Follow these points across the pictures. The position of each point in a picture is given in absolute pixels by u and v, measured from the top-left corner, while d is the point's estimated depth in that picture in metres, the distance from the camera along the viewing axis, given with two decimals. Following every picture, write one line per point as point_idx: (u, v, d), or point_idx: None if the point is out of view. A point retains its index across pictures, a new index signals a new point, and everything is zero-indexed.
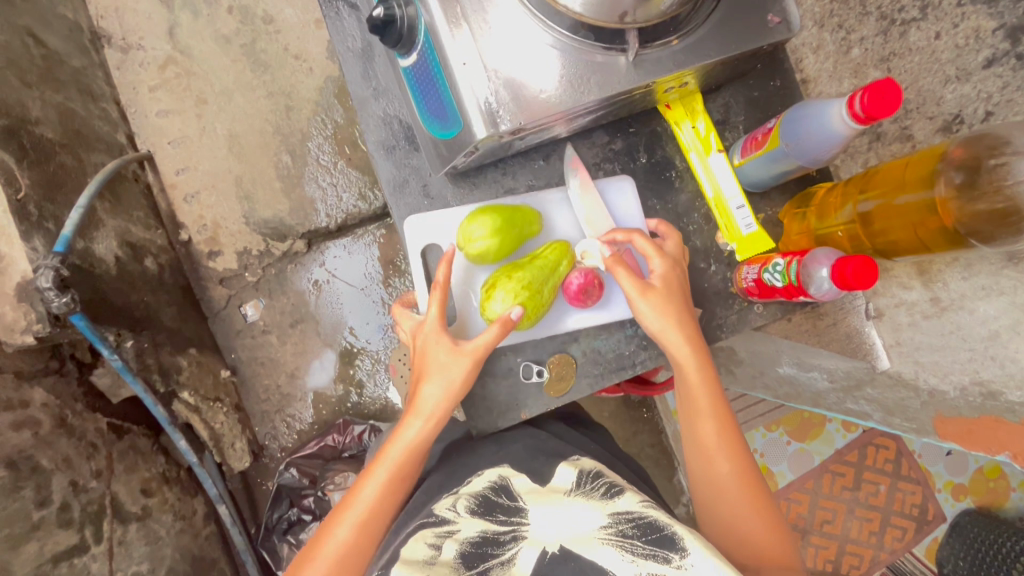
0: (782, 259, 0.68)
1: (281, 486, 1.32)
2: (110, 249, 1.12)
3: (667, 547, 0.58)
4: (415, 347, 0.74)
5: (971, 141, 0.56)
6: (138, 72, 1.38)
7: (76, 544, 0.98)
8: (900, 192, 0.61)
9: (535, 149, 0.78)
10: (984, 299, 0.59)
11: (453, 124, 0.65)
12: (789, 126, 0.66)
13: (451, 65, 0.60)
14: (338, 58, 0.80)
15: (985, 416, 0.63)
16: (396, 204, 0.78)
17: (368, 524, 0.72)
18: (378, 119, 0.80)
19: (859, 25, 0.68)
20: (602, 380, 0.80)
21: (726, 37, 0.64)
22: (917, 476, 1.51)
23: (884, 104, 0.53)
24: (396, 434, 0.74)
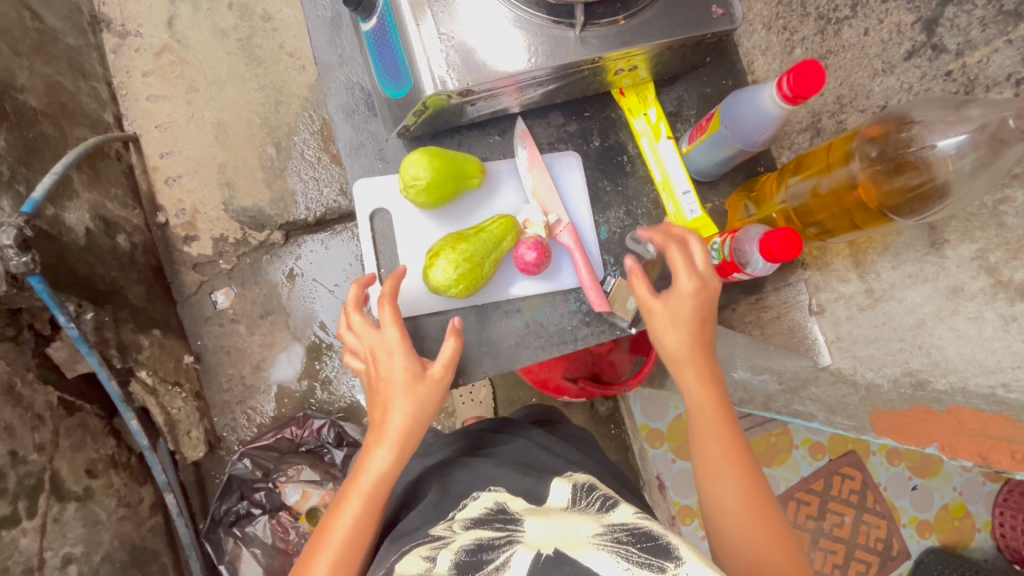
0: (718, 238, 0.72)
1: (232, 476, 1.26)
2: (81, 220, 1.12)
3: (662, 555, 0.55)
4: (377, 369, 0.69)
5: (881, 120, 0.59)
6: (133, 57, 1.41)
7: (5, 516, 0.94)
8: (824, 171, 0.65)
9: (490, 123, 0.79)
10: (911, 287, 0.61)
11: (404, 84, 0.66)
12: (728, 110, 0.68)
13: (407, 25, 0.63)
14: (307, 24, 0.81)
15: (916, 407, 0.65)
16: (352, 165, 0.79)
17: (346, 560, 0.65)
18: (341, 84, 0.80)
19: (800, 26, 0.71)
20: (543, 352, 0.77)
21: (672, 23, 0.68)
22: (883, 510, 1.50)
23: (809, 84, 0.56)
24: (362, 464, 0.68)
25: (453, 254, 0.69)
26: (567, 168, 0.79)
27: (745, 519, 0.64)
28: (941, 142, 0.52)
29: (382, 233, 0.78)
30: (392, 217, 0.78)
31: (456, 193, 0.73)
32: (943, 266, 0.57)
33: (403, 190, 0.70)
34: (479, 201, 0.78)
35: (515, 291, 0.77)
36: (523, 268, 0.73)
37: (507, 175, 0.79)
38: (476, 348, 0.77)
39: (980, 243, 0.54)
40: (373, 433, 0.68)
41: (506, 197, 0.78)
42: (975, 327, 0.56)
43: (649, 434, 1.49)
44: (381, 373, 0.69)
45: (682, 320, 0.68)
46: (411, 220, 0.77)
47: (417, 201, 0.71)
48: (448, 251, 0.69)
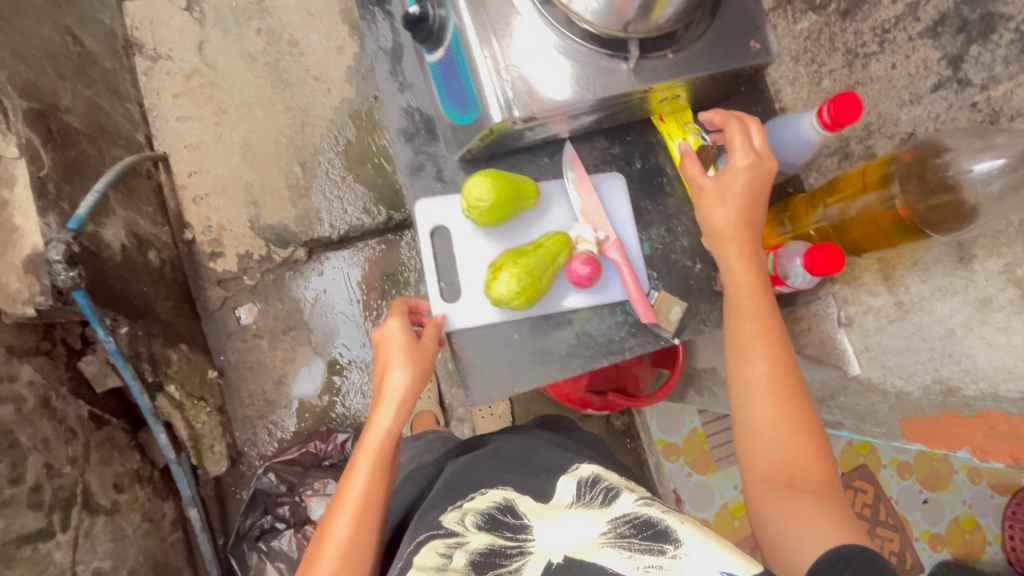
0: (759, 252, 0.77)
1: (257, 491, 1.28)
2: (117, 236, 1.15)
3: (662, 539, 0.59)
4: (376, 342, 0.78)
5: (918, 147, 0.63)
6: (164, 80, 1.46)
7: (42, 528, 0.95)
8: (860, 193, 0.69)
9: (541, 146, 0.83)
10: (940, 299, 0.65)
11: (472, 110, 0.72)
12: (770, 134, 0.76)
13: (475, 58, 0.68)
14: (368, 54, 0.85)
15: (946, 413, 0.69)
16: (412, 186, 0.82)
17: (364, 515, 0.69)
18: (400, 109, 0.84)
19: (828, 59, 0.76)
20: (593, 362, 0.80)
21: (717, 56, 0.72)
22: (895, 523, 1.52)
23: (847, 113, 0.60)
24: (368, 428, 0.74)
25: (513, 267, 0.73)
26: (611, 188, 0.83)
27: (778, 423, 0.65)
28: (975, 166, 0.57)
29: (442, 251, 0.81)
30: (451, 236, 0.81)
31: (514, 210, 0.77)
32: (972, 279, 0.61)
33: (465, 210, 0.75)
34: (531, 218, 0.81)
35: (569, 303, 0.80)
36: (577, 280, 0.76)
37: (557, 195, 0.82)
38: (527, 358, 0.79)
39: (1008, 258, 0.57)
40: (376, 399, 0.75)
41: (557, 215, 0.82)
42: (1004, 336, 0.59)
43: (665, 448, 1.52)
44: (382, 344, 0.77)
45: (732, 194, 0.72)
46: (469, 238, 0.80)
47: (478, 220, 0.75)
48: (508, 265, 0.73)
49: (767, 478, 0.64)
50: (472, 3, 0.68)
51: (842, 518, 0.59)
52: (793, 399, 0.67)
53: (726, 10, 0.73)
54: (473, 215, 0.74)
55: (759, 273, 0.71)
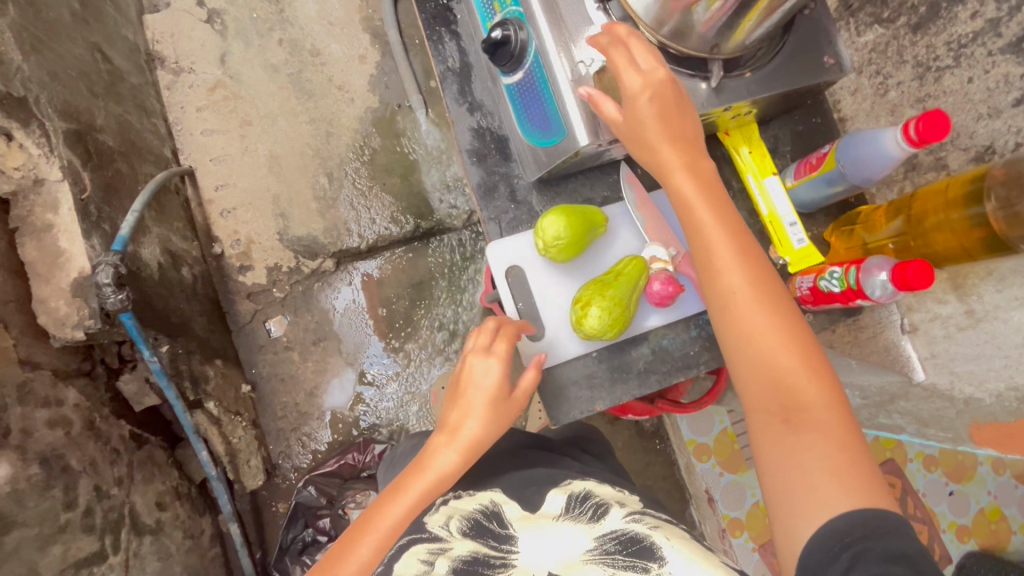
0: (838, 266, 0.73)
1: (298, 504, 1.29)
2: (153, 255, 1.14)
3: (647, 557, 0.67)
4: (466, 373, 0.77)
5: (1011, 163, 0.58)
6: (187, 93, 1.45)
7: (96, 551, 0.95)
8: (946, 209, 0.65)
9: (610, 164, 0.86)
10: (1017, 309, 0.60)
11: (556, 133, 0.74)
12: (845, 150, 0.72)
13: (559, 81, 0.69)
14: (438, 77, 0.88)
15: (1022, 419, 0.62)
16: (486, 207, 0.85)
17: (386, 540, 0.72)
18: (471, 130, 0.87)
19: (896, 71, 0.76)
20: (670, 377, 0.82)
21: (793, 73, 0.72)
22: (922, 519, 1.39)
23: (935, 130, 0.59)
24: (429, 457, 0.75)
25: (603, 299, 0.73)
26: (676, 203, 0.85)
27: (785, 371, 0.60)
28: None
29: (517, 287, 0.83)
30: (523, 272, 0.83)
31: (588, 239, 0.77)
32: None
33: (541, 249, 0.76)
34: (601, 244, 0.83)
35: (648, 322, 0.82)
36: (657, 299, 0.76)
37: (621, 219, 0.84)
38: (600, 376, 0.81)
39: None
40: (446, 430, 0.76)
41: (625, 238, 0.83)
42: None
43: (696, 448, 1.53)
44: (470, 378, 0.76)
45: (668, 104, 0.64)
46: (541, 271, 0.83)
47: (554, 257, 0.76)
48: (597, 297, 0.74)
49: (771, 420, 0.60)
50: (555, 26, 0.69)
51: (853, 463, 0.56)
52: (796, 340, 0.61)
53: (798, 26, 0.72)
54: (547, 250, 0.75)
55: (714, 203, 0.64)
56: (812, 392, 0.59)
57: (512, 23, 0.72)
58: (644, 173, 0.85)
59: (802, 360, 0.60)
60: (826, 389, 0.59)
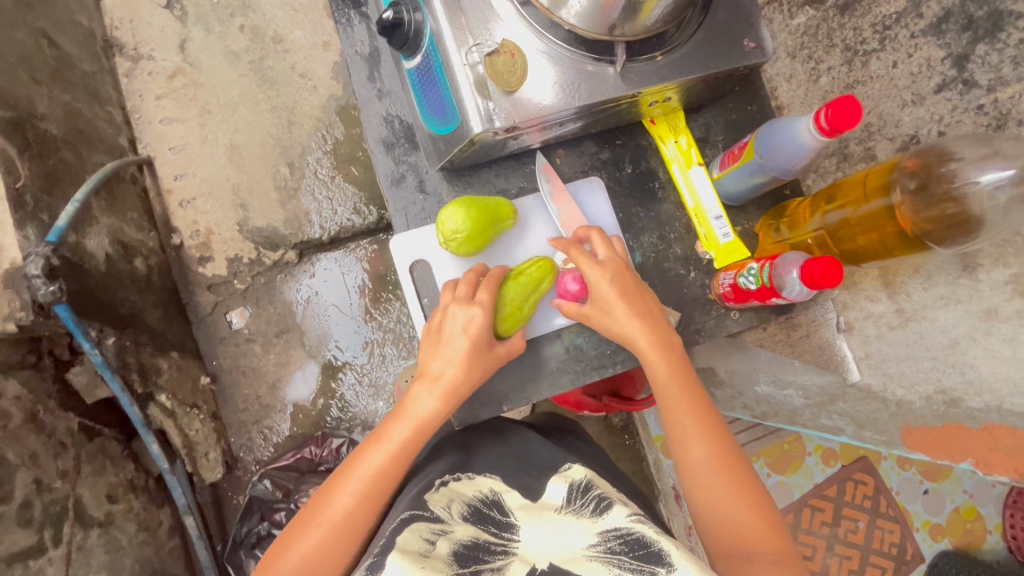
0: (756, 263, 0.72)
1: (253, 498, 1.29)
2: (101, 245, 1.12)
3: (654, 561, 0.57)
4: (448, 316, 0.73)
5: (920, 153, 0.60)
6: (146, 80, 1.42)
7: (32, 545, 0.94)
8: (861, 202, 0.66)
9: (525, 152, 0.82)
10: (942, 308, 0.63)
11: (450, 119, 0.70)
12: (763, 140, 0.70)
13: (453, 64, 0.65)
14: (347, 60, 0.86)
15: (948, 423, 0.66)
16: (393, 197, 0.82)
17: (372, 488, 0.70)
18: (380, 117, 0.85)
19: (826, 56, 0.73)
20: (584, 376, 0.82)
21: (707, 57, 0.70)
22: (896, 514, 1.50)
23: (846, 118, 0.58)
24: (407, 404, 0.72)
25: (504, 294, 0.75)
26: (592, 195, 0.82)
27: (730, 508, 0.67)
28: (982, 176, 0.54)
29: (424, 283, 0.80)
30: (431, 267, 0.80)
31: (492, 234, 0.75)
32: (977, 288, 0.60)
33: (443, 243, 0.73)
34: (512, 238, 0.81)
35: (556, 321, 0.82)
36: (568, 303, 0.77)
37: (535, 210, 0.81)
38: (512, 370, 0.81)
39: (1015, 268, 0.56)
40: (426, 378, 0.73)
41: (537, 231, 0.81)
42: (1011, 348, 0.58)
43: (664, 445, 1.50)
44: (449, 326, 0.73)
45: (621, 282, 0.74)
46: (449, 266, 0.80)
47: (457, 250, 0.74)
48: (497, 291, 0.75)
49: (720, 540, 0.66)
50: (449, 5, 0.65)
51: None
52: (736, 473, 0.69)
53: (720, 9, 0.71)
54: (450, 246, 0.73)
55: (667, 350, 0.73)
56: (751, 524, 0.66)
57: (407, 4, 0.69)
58: (560, 163, 0.83)
59: (751, 511, 0.67)
60: (760, 512, 0.67)
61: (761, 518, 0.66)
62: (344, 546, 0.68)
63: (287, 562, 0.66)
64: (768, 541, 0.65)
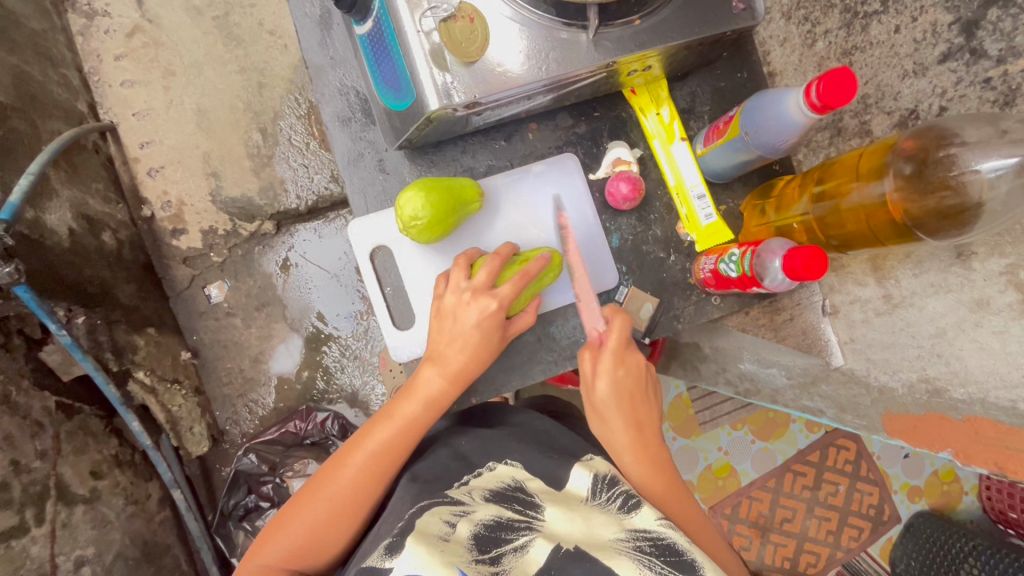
0: (738, 249, 0.68)
1: (239, 472, 1.30)
2: (62, 220, 1.08)
3: (686, 571, 0.55)
4: (462, 304, 0.70)
5: (919, 133, 0.55)
6: (103, 39, 1.33)
7: (14, 525, 0.94)
8: (851, 186, 0.61)
9: (496, 128, 0.78)
10: (932, 296, 0.60)
11: (406, 95, 0.64)
12: (749, 114, 0.66)
13: (406, 33, 0.59)
14: (295, 23, 0.79)
15: (931, 413, 0.65)
16: (351, 177, 0.78)
17: (379, 466, 0.68)
18: (334, 89, 0.79)
19: (823, 18, 0.67)
20: (555, 366, 0.80)
21: (689, 20, 0.64)
22: (876, 477, 1.52)
23: (838, 94, 0.53)
24: (417, 383, 0.70)
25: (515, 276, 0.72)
26: (565, 174, 0.78)
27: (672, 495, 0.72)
28: (982, 164, 0.50)
29: (385, 270, 0.77)
30: (393, 254, 0.77)
31: (457, 217, 0.71)
32: (969, 277, 0.57)
33: (402, 228, 0.69)
34: (480, 220, 0.77)
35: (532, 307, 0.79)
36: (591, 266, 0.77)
37: (504, 189, 0.78)
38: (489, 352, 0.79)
39: (1011, 258, 0.53)
40: (436, 361, 0.70)
41: (504, 212, 0.78)
42: (1000, 342, 0.56)
43: None
44: (461, 314, 0.70)
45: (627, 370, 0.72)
46: (410, 253, 0.77)
47: (419, 238, 0.69)
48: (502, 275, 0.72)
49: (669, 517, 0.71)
50: None
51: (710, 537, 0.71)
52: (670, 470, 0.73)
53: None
54: (411, 233, 0.68)
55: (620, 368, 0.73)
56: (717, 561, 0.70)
57: None
58: (533, 138, 0.79)
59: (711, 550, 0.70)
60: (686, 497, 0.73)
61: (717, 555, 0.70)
62: (351, 518, 0.67)
63: (289, 533, 0.66)
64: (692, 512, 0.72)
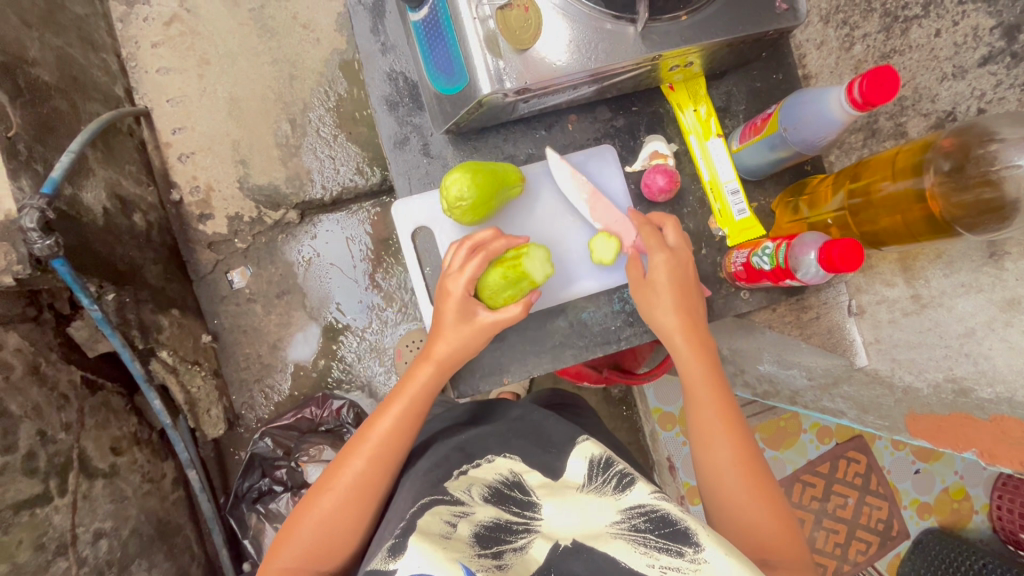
0: (771, 242, 0.70)
1: (254, 454, 1.32)
2: (98, 199, 1.11)
3: (681, 541, 0.57)
4: (444, 294, 0.72)
5: (960, 132, 0.56)
6: (142, 27, 1.36)
7: (38, 493, 0.96)
8: (884, 184, 0.63)
9: (537, 118, 0.80)
10: (962, 296, 0.62)
11: (458, 78, 0.67)
12: (788, 111, 0.68)
13: (464, 19, 0.61)
14: (348, 10, 0.81)
15: (955, 413, 0.66)
16: (396, 159, 0.80)
17: (382, 455, 0.71)
18: (383, 74, 0.81)
19: (863, 22, 0.70)
20: (586, 352, 0.81)
21: (734, 18, 0.67)
22: (885, 492, 1.49)
23: (881, 91, 0.55)
24: (409, 376, 0.73)
25: (496, 271, 0.71)
26: (602, 163, 0.80)
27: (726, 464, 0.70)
28: (1022, 159, 0.51)
29: (425, 250, 0.80)
30: (433, 235, 0.79)
31: (497, 200, 0.74)
32: (1001, 277, 0.58)
33: (447, 210, 0.72)
34: (518, 206, 0.80)
35: (564, 293, 0.81)
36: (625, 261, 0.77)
37: (543, 178, 0.80)
38: (518, 346, 0.81)
39: None
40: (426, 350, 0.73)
41: (545, 200, 0.80)
42: None
43: (661, 417, 1.41)
44: (445, 300, 0.72)
45: (673, 293, 0.73)
46: (452, 236, 0.79)
47: (461, 218, 0.72)
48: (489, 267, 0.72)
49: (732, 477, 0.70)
50: None
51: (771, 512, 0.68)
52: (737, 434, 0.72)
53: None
54: (450, 209, 0.71)
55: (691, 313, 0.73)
56: (775, 530, 0.67)
57: None
58: (573, 129, 0.81)
59: (773, 515, 0.68)
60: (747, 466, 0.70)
61: (780, 520, 0.68)
62: (357, 515, 0.70)
63: (301, 533, 0.68)
64: (744, 481, 0.69)
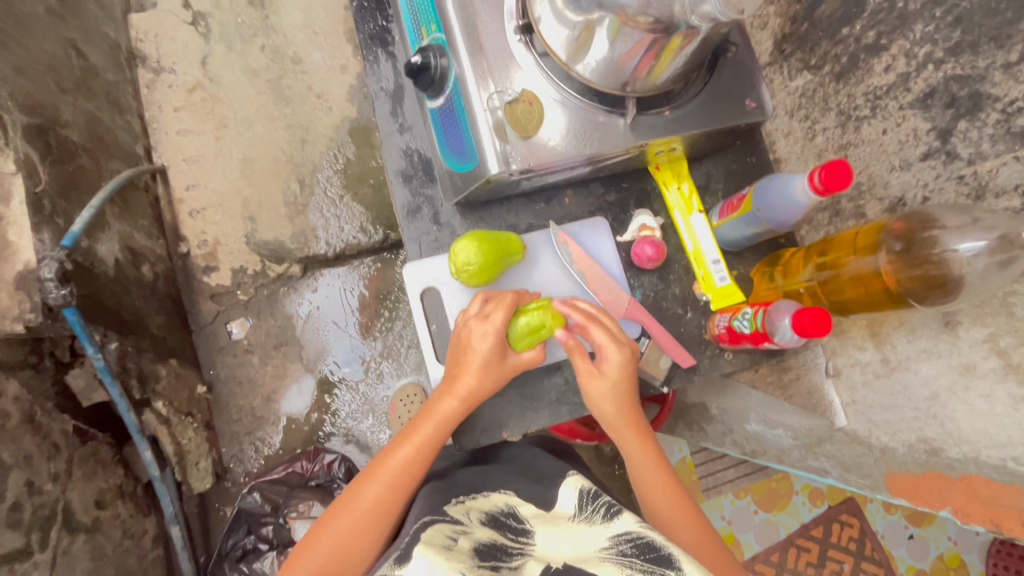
0: (750, 308, 0.75)
1: (242, 509, 1.29)
2: (111, 251, 1.15)
3: (665, 564, 0.54)
4: (466, 335, 0.75)
5: (907, 217, 0.63)
6: (166, 92, 1.46)
7: (19, 547, 0.93)
8: (848, 259, 0.70)
9: (538, 192, 0.87)
10: (925, 361, 0.67)
11: (469, 158, 0.74)
12: (760, 193, 0.75)
13: (475, 108, 0.69)
14: (371, 95, 0.90)
15: (930, 471, 0.71)
16: (407, 227, 0.86)
17: (399, 482, 0.73)
18: (399, 151, 0.90)
19: (822, 117, 0.79)
20: (581, 409, 0.85)
21: (711, 113, 0.76)
22: (880, 557, 1.47)
23: (838, 180, 0.62)
24: (432, 404, 0.75)
25: (524, 315, 0.75)
26: (597, 232, 0.86)
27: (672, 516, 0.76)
28: (959, 245, 0.56)
29: (432, 310, 0.84)
30: (440, 295, 0.84)
31: (501, 266, 0.79)
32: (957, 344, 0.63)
33: (454, 272, 0.77)
34: (520, 269, 0.85)
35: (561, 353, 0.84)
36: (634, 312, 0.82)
37: (542, 245, 0.86)
38: (517, 402, 0.84)
39: (992, 327, 0.58)
40: (446, 380, 0.75)
41: (544, 264, 0.86)
42: (987, 404, 0.61)
43: None
44: (467, 340, 0.75)
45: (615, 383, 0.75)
46: (456, 297, 0.84)
47: (467, 281, 0.78)
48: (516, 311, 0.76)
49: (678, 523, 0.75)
50: (473, 53, 0.70)
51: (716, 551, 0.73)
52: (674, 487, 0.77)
53: (726, 68, 0.77)
54: (459, 274, 0.77)
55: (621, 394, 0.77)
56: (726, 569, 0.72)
57: (433, 49, 0.74)
58: (569, 203, 0.88)
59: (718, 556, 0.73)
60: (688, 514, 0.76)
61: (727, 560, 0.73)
62: (371, 539, 0.70)
63: (315, 551, 0.69)
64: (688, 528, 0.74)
